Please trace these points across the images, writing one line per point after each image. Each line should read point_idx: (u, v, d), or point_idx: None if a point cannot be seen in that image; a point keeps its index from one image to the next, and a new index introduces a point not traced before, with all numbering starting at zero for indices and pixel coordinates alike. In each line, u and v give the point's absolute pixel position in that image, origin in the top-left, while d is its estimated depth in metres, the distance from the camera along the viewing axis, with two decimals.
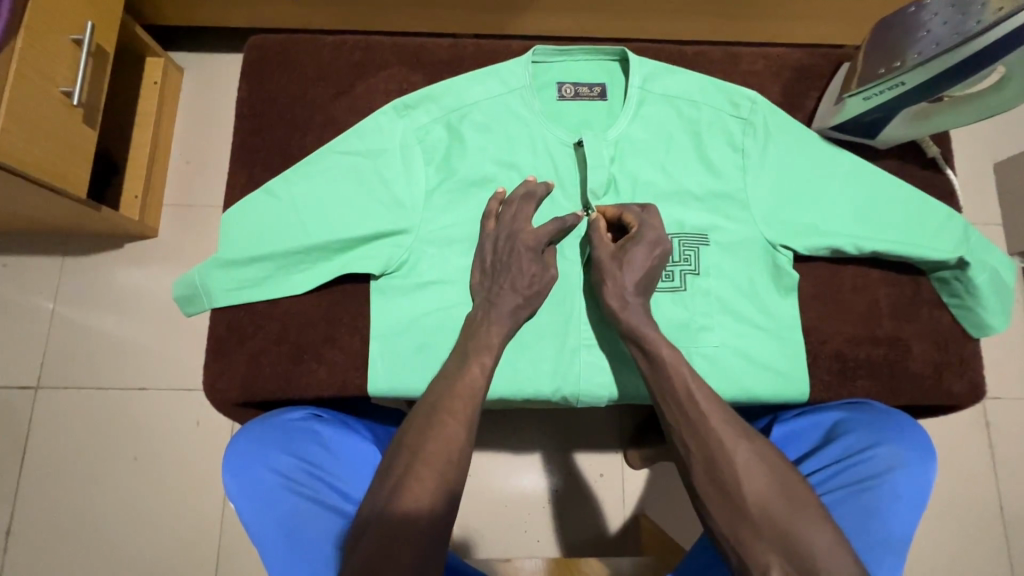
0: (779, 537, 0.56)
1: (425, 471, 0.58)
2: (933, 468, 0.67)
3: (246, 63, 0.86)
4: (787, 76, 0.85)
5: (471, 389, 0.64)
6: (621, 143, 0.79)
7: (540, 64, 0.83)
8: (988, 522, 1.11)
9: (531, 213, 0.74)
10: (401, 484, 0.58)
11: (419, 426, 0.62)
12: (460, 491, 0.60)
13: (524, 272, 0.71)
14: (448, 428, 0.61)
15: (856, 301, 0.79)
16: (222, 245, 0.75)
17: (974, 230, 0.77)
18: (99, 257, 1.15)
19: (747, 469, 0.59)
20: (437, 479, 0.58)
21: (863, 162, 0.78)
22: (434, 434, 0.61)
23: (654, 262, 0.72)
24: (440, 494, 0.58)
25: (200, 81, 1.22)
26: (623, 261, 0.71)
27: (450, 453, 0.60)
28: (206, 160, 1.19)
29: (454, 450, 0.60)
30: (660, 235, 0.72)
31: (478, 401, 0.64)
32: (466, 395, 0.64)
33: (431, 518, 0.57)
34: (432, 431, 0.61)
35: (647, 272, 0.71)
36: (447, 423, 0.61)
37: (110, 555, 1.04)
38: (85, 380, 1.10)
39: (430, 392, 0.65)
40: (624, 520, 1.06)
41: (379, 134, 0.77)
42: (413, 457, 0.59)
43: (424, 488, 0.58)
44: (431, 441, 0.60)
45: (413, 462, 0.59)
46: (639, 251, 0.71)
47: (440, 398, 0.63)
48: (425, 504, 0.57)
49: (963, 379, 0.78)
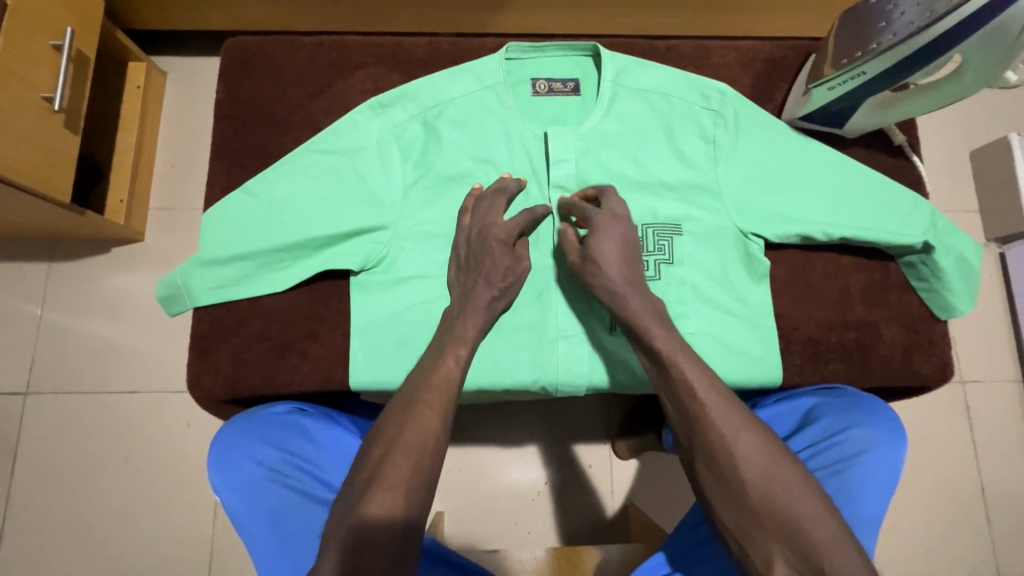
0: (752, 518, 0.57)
1: (400, 461, 0.60)
2: (902, 448, 0.69)
3: (224, 65, 0.87)
4: (758, 68, 0.87)
5: (448, 381, 0.65)
6: (594, 136, 0.81)
7: (514, 60, 0.84)
8: (968, 501, 1.13)
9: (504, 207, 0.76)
10: (373, 470, 0.59)
11: (396, 418, 0.63)
12: (436, 480, 0.61)
13: (502, 263, 0.73)
14: (422, 418, 0.62)
15: (827, 287, 0.81)
16: (204, 245, 0.76)
17: (939, 215, 0.79)
18: (86, 263, 1.15)
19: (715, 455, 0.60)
20: (410, 468, 0.60)
21: (832, 151, 0.80)
22: (408, 425, 0.62)
23: (622, 243, 0.73)
24: (415, 483, 0.59)
25: (183, 84, 1.23)
26: (595, 259, 0.72)
27: (425, 442, 0.61)
28: (191, 163, 1.20)
29: (428, 442, 0.61)
30: (612, 218, 0.74)
31: (453, 393, 0.65)
32: (444, 383, 0.65)
33: (405, 509, 0.58)
34: (407, 420, 0.62)
35: (621, 258, 0.72)
36: (423, 414, 0.63)
37: (103, 556, 1.05)
38: (75, 384, 1.11)
39: (408, 385, 0.66)
40: (612, 509, 1.07)
41: (357, 132, 0.78)
42: (385, 444, 0.61)
43: (397, 477, 0.59)
44: (407, 431, 0.61)
45: (384, 451, 0.61)
46: (605, 246, 0.72)
47: (416, 390, 0.65)
48: (401, 494, 0.58)
49: (932, 360, 0.79)
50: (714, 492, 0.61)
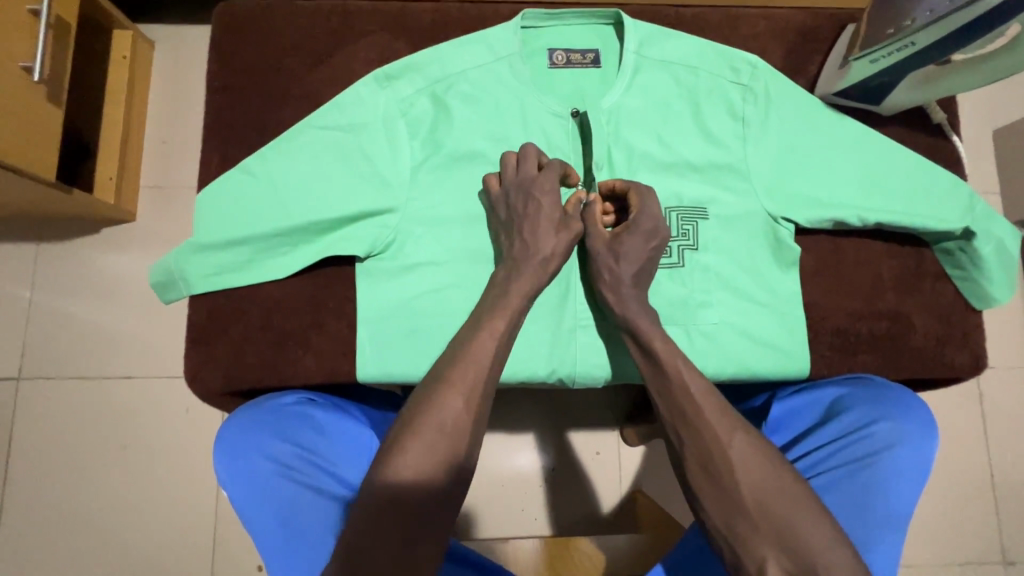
0: (783, 523, 0.54)
1: (422, 458, 0.55)
2: (933, 441, 0.65)
3: (215, 32, 0.80)
4: (790, 40, 0.81)
5: (476, 369, 0.60)
6: (616, 112, 0.75)
7: (530, 29, 0.79)
8: (981, 490, 1.12)
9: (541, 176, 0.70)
10: (387, 464, 0.55)
11: (423, 411, 0.57)
12: (461, 481, 0.57)
13: (532, 248, 0.68)
14: (450, 408, 0.57)
15: (858, 275, 0.77)
16: (198, 229, 0.71)
17: (978, 198, 0.75)
18: (75, 243, 1.10)
19: (746, 456, 0.57)
20: (433, 466, 0.55)
21: (869, 130, 0.75)
22: (432, 416, 0.57)
23: (652, 249, 0.69)
24: (438, 486, 0.55)
25: (173, 55, 1.15)
26: (619, 251, 0.68)
27: (451, 443, 0.57)
28: (183, 139, 1.13)
29: (454, 443, 0.57)
30: (658, 222, 0.70)
31: (486, 384, 0.60)
32: (476, 370, 0.60)
33: (418, 510, 0.55)
34: (429, 410, 0.57)
35: (644, 261, 0.69)
36: (454, 408, 0.58)
37: (104, 544, 1.03)
38: (70, 369, 1.07)
39: (439, 372, 0.61)
40: (621, 496, 1.06)
41: (361, 106, 0.73)
42: (405, 437, 0.56)
43: (416, 476, 0.55)
44: (429, 423, 0.57)
45: (408, 442, 0.56)
46: (632, 248, 0.69)
47: (447, 380, 0.59)
48: (412, 497, 0.55)
49: (965, 352, 0.76)
50: (715, 491, 0.57)
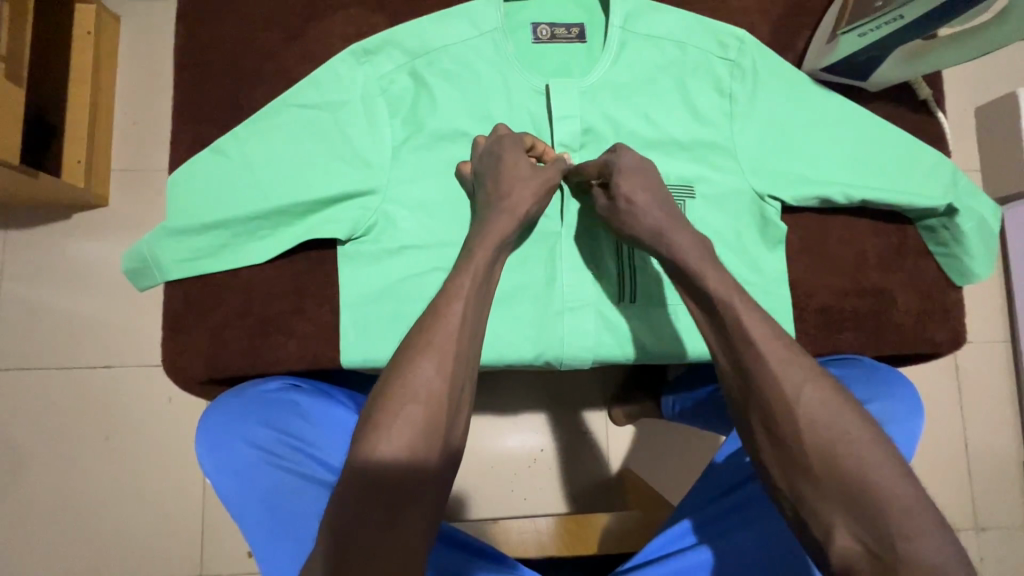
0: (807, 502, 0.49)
1: (405, 427, 0.51)
2: (919, 422, 0.66)
3: (182, 5, 0.76)
4: (777, 14, 0.80)
5: (449, 334, 0.54)
6: (602, 89, 0.74)
7: (513, 2, 0.76)
8: (956, 461, 1.15)
9: (509, 141, 0.68)
10: (370, 442, 0.51)
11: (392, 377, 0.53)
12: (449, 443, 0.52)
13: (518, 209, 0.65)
14: (425, 374, 0.53)
15: (842, 253, 0.77)
16: (172, 213, 0.69)
17: (961, 174, 0.75)
18: (46, 230, 1.06)
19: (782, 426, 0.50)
20: (423, 427, 0.51)
21: (856, 107, 0.75)
22: (407, 385, 0.53)
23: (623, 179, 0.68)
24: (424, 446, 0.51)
25: (140, 32, 1.10)
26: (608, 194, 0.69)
27: (430, 401, 0.52)
28: (154, 121, 1.09)
29: (435, 403, 0.52)
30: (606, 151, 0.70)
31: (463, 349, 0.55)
32: (445, 333, 0.54)
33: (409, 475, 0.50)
34: (405, 381, 0.53)
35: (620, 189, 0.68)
36: (422, 369, 0.53)
37: (89, 535, 1.02)
38: (47, 360, 1.04)
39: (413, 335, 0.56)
40: (610, 476, 1.06)
41: (337, 83, 0.70)
42: (380, 413, 0.52)
43: (400, 450, 0.50)
44: (403, 392, 0.52)
45: (385, 415, 0.51)
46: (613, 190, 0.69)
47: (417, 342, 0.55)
48: (399, 464, 0.50)
49: (946, 327, 0.77)
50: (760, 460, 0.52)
